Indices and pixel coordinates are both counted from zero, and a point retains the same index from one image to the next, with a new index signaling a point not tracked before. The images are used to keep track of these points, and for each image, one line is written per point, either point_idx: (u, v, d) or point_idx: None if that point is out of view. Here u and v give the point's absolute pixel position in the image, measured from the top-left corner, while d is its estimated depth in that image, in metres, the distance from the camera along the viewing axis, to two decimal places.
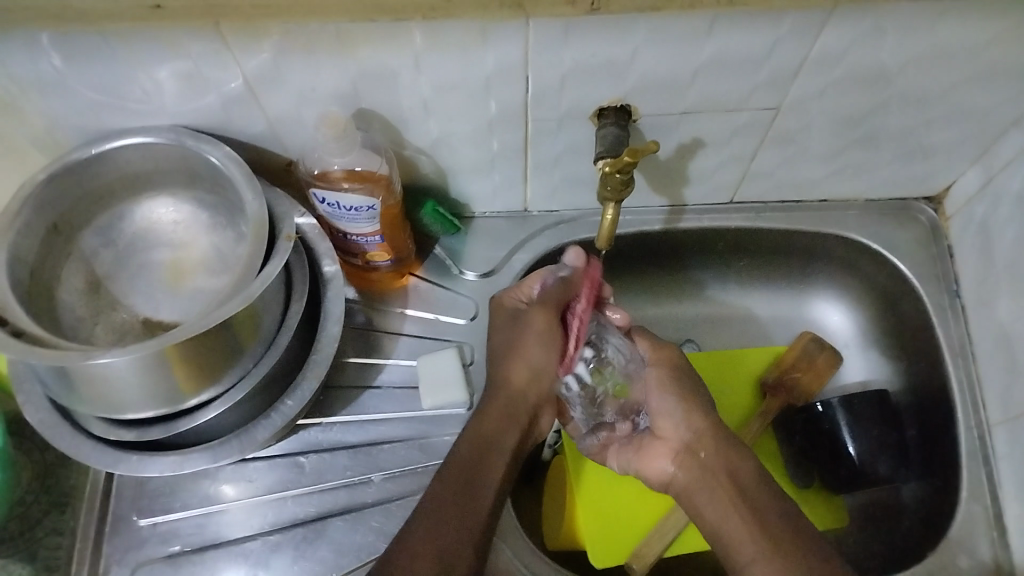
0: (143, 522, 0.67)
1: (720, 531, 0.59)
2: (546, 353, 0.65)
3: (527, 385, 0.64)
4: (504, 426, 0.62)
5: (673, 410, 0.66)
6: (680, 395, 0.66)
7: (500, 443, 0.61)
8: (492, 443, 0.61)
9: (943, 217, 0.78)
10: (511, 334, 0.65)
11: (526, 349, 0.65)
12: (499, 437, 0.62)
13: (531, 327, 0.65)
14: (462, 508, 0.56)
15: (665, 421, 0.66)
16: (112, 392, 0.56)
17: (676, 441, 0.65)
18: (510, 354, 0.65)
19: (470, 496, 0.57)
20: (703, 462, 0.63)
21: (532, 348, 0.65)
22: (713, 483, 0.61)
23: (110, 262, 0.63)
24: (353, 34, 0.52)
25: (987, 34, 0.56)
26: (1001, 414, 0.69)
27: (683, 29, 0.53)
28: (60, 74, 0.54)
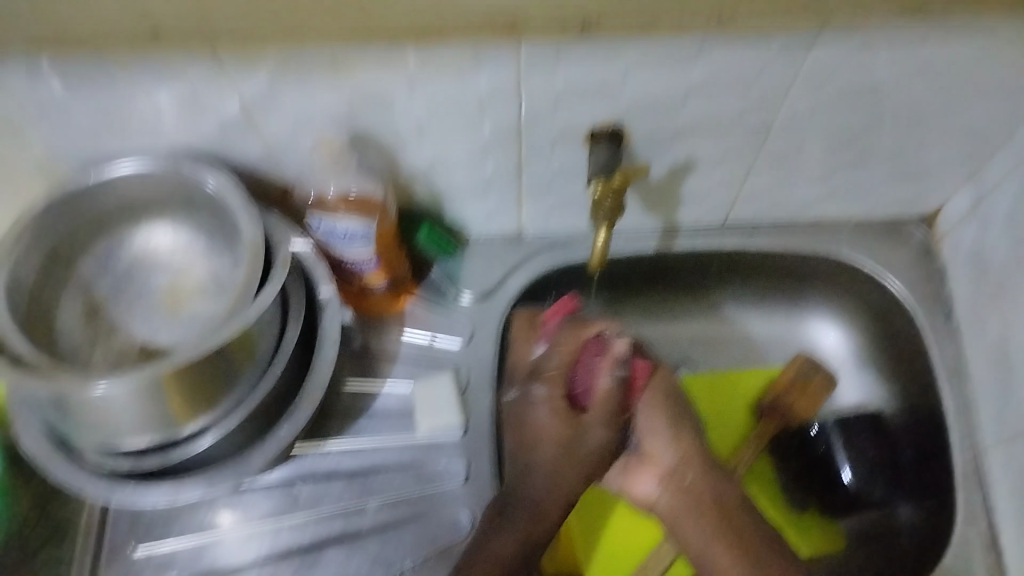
0: (138, 552, 0.66)
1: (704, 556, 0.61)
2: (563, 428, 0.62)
3: (548, 459, 0.62)
4: (530, 496, 0.62)
5: (663, 433, 0.64)
6: (669, 417, 0.65)
7: (527, 502, 0.62)
8: (521, 502, 0.62)
9: (935, 236, 0.78)
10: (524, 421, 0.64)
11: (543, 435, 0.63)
12: (528, 506, 0.62)
13: (539, 402, 0.64)
14: (498, 554, 0.61)
15: (654, 442, 0.64)
16: (108, 420, 0.56)
17: (663, 464, 0.64)
18: (523, 425, 0.64)
19: (499, 543, 0.61)
20: (688, 486, 0.63)
21: (546, 424, 0.63)
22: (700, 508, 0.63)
23: (109, 287, 0.63)
24: (348, 58, 0.53)
25: (972, 53, 0.57)
26: (997, 435, 0.69)
27: (674, 51, 0.54)
28: (60, 101, 0.55)
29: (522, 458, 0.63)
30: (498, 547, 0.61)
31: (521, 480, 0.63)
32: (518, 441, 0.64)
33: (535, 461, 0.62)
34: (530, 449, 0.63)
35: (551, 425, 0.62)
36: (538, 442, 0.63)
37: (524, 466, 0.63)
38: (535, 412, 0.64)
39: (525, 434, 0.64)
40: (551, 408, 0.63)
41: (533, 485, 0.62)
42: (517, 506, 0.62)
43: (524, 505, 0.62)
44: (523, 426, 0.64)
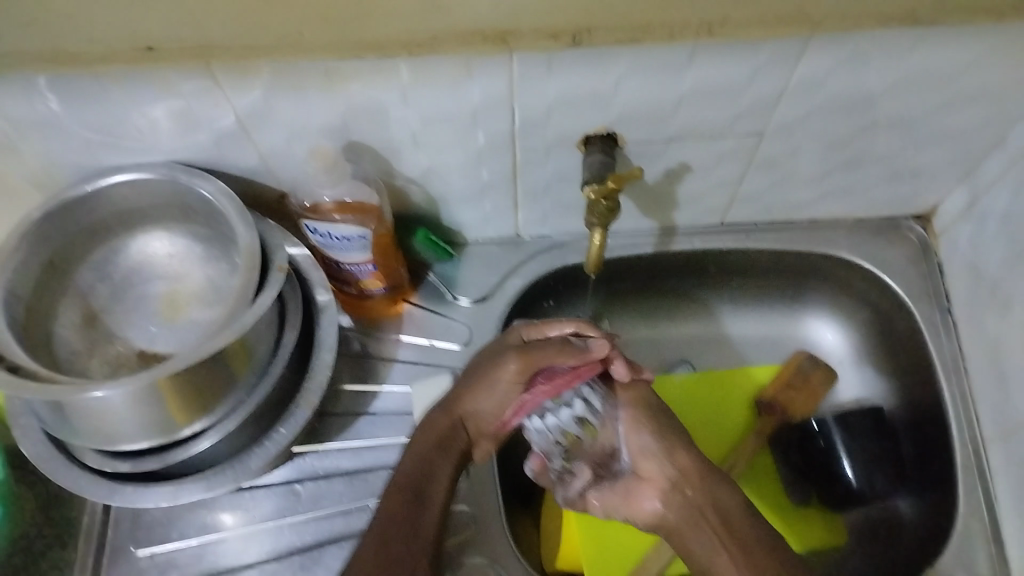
0: (141, 553, 0.67)
1: (705, 567, 0.61)
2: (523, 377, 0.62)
3: (490, 394, 0.63)
4: (458, 416, 0.63)
5: (657, 451, 0.65)
6: (659, 432, 0.66)
7: (451, 423, 0.63)
8: (449, 417, 0.63)
9: (932, 235, 0.78)
10: (484, 369, 0.63)
11: (489, 387, 0.62)
12: (444, 429, 0.63)
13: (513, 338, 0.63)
14: (411, 473, 0.61)
15: (650, 464, 0.66)
16: (106, 425, 0.56)
17: (661, 480, 0.65)
18: (479, 370, 0.63)
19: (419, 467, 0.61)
20: (691, 500, 0.64)
21: (502, 359, 0.62)
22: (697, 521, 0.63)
23: (105, 296, 0.63)
24: (341, 71, 0.53)
25: (966, 58, 0.57)
26: (996, 429, 0.70)
27: (666, 59, 0.54)
28: (54, 115, 0.55)
29: (470, 387, 0.64)
30: (411, 464, 0.62)
31: (455, 404, 0.64)
32: (473, 367, 0.64)
33: (480, 394, 0.63)
34: (482, 379, 0.63)
35: (508, 372, 0.62)
36: (492, 376, 0.63)
37: (466, 388, 0.64)
38: (507, 349, 0.63)
39: (487, 356, 0.64)
40: (518, 356, 0.62)
41: (465, 409, 0.64)
42: (448, 432, 0.63)
43: (452, 427, 0.63)
44: (490, 351, 0.64)
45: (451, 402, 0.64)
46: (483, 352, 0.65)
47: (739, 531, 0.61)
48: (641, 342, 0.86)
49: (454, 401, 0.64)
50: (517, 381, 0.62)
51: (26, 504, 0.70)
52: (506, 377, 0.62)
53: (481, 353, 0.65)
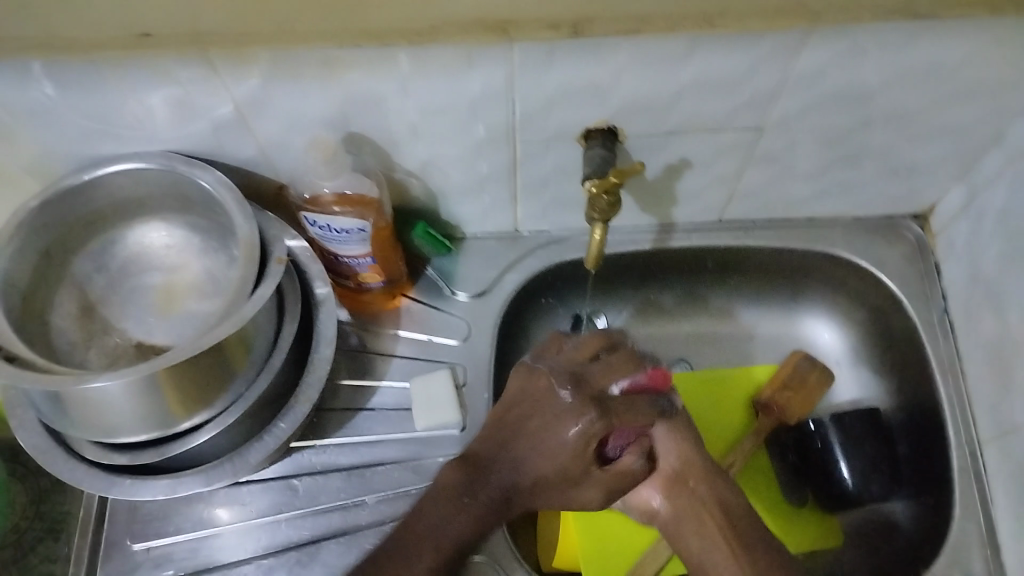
0: (136, 547, 0.66)
1: (696, 557, 0.62)
2: (581, 460, 0.59)
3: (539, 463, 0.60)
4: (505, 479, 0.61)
5: (664, 438, 0.65)
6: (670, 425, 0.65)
7: (494, 488, 0.61)
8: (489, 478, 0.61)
9: (929, 233, 0.79)
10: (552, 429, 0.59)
11: (555, 448, 0.59)
12: (493, 489, 0.61)
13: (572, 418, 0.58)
14: (453, 532, 0.60)
15: (655, 451, 0.65)
16: (104, 416, 0.56)
17: (665, 471, 0.65)
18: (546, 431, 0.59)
19: (459, 517, 0.60)
20: (695, 492, 0.64)
21: (558, 439, 0.59)
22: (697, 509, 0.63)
23: (103, 287, 0.63)
24: (340, 60, 0.53)
25: (964, 53, 0.57)
26: (993, 428, 0.69)
27: (666, 51, 0.54)
28: (53, 103, 0.55)
29: (525, 455, 0.60)
30: (450, 529, 0.60)
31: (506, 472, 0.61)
32: (516, 427, 0.61)
33: (531, 464, 0.60)
34: (529, 449, 0.60)
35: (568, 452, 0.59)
36: (544, 447, 0.60)
37: (509, 455, 0.61)
38: (569, 430, 0.58)
39: (534, 425, 0.60)
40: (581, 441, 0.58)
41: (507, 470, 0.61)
42: (480, 490, 0.61)
43: (499, 492, 0.61)
44: (535, 419, 0.60)
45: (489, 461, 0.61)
46: (518, 411, 0.61)
47: (739, 528, 0.62)
48: (638, 339, 0.86)
49: (494, 460, 0.61)
50: (573, 468, 0.59)
51: (15, 499, 0.70)
52: (569, 448, 0.59)
53: (519, 418, 0.61)
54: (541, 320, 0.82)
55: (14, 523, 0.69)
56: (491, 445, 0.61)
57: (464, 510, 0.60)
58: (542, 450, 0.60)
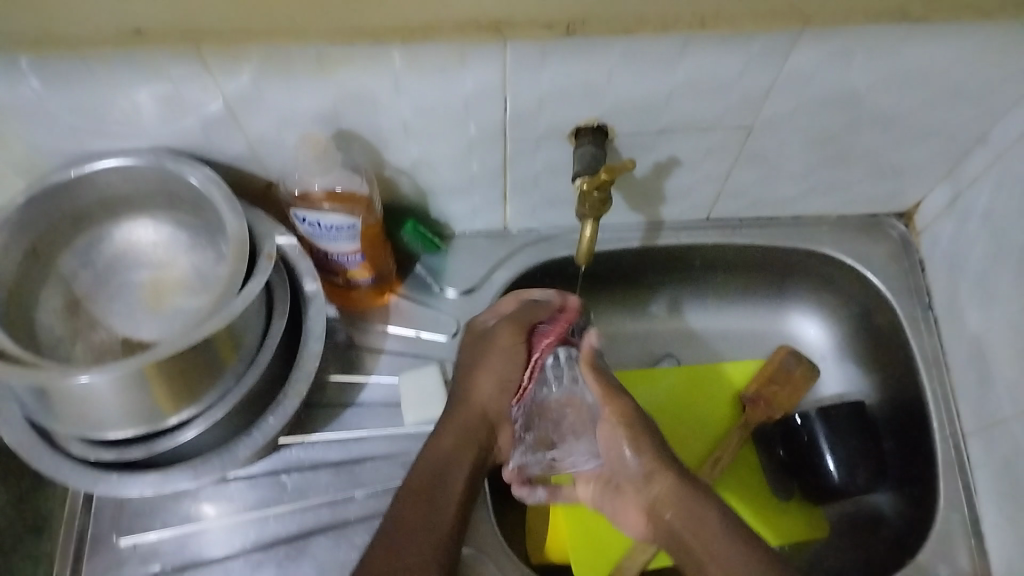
0: (123, 543, 0.66)
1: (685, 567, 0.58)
2: (518, 359, 0.66)
3: (494, 386, 0.66)
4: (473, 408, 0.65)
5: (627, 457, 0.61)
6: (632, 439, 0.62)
7: (472, 410, 0.65)
8: (462, 408, 0.65)
9: (913, 232, 0.80)
10: (477, 347, 0.67)
11: (490, 360, 0.66)
12: (461, 422, 0.64)
13: (507, 338, 0.66)
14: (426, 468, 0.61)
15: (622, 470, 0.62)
16: (91, 412, 0.56)
17: (641, 497, 0.61)
18: (478, 350, 0.67)
19: (436, 484, 0.61)
20: (667, 520, 0.59)
21: (505, 359, 0.66)
22: (681, 510, 0.59)
23: (88, 282, 0.63)
24: (333, 57, 0.53)
25: (952, 55, 0.57)
26: (975, 424, 0.71)
27: (659, 51, 0.54)
28: (40, 97, 0.54)
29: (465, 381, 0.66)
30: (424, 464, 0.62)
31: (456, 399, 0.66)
32: (476, 356, 0.67)
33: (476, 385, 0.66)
34: (485, 375, 0.66)
35: (511, 367, 0.66)
36: (497, 369, 0.66)
37: (467, 386, 0.66)
38: (506, 352, 0.66)
39: (481, 354, 0.66)
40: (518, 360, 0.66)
41: (471, 402, 0.65)
42: (456, 427, 0.64)
43: (473, 417, 0.65)
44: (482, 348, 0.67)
45: (459, 396, 0.66)
46: (465, 345, 0.68)
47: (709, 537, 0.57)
48: (626, 335, 0.86)
49: (462, 395, 0.66)
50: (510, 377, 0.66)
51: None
52: (501, 347, 0.66)
53: (466, 348, 0.68)
54: None
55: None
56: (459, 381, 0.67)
57: (444, 437, 0.63)
58: (495, 375, 0.66)
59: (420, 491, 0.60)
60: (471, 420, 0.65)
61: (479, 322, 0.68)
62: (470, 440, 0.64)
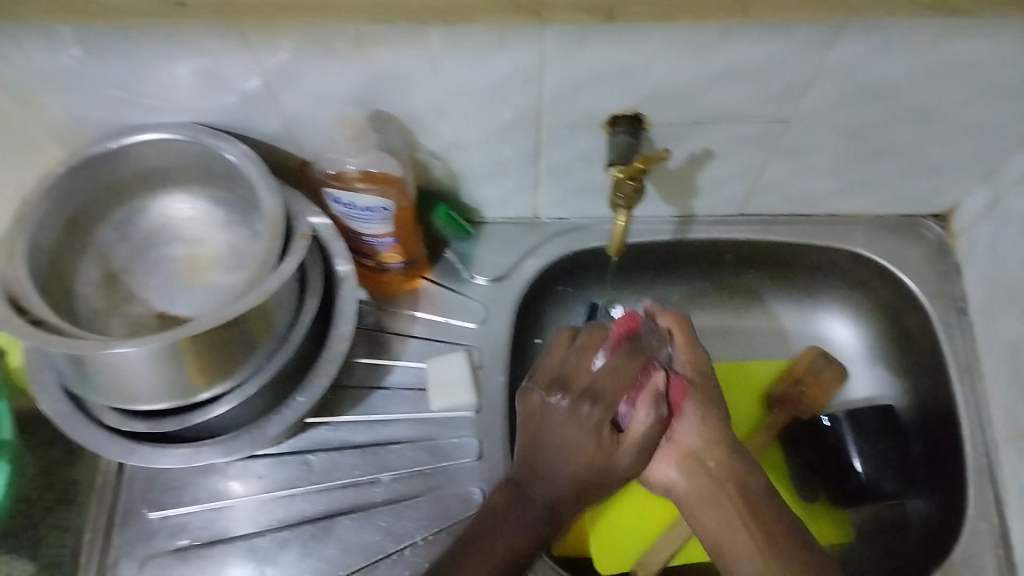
0: (153, 516, 0.67)
1: (719, 544, 0.62)
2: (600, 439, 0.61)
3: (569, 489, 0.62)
4: (544, 497, 0.62)
5: (689, 413, 0.64)
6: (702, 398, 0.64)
7: (539, 504, 0.62)
8: (532, 500, 0.62)
9: (951, 233, 0.78)
10: (551, 435, 0.62)
11: (573, 452, 0.61)
12: (531, 521, 0.61)
13: (587, 429, 0.61)
14: (517, 547, 0.60)
15: (682, 425, 0.64)
16: (125, 383, 0.57)
17: (685, 445, 0.64)
18: (548, 435, 0.62)
19: (507, 536, 0.60)
20: (712, 471, 0.63)
21: (574, 449, 0.61)
22: (720, 502, 0.63)
23: (127, 257, 0.64)
24: (372, 36, 0.53)
25: (997, 49, 0.56)
26: (1008, 429, 0.69)
27: (697, 38, 0.54)
28: (84, 68, 0.55)
29: (534, 468, 0.62)
30: (505, 540, 0.60)
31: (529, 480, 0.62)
32: (543, 449, 0.62)
33: (552, 475, 0.62)
34: (551, 471, 0.62)
35: (586, 466, 0.61)
36: (569, 461, 0.61)
37: (540, 478, 0.62)
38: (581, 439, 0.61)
39: (545, 441, 0.62)
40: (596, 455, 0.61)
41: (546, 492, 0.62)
42: (528, 511, 0.61)
43: (543, 510, 0.61)
44: (546, 437, 0.62)
45: (528, 481, 0.62)
46: (535, 429, 0.63)
47: (764, 512, 0.62)
48: None
49: (523, 492, 0.62)
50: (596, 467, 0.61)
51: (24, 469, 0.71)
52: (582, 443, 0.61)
53: (536, 433, 0.62)
54: (557, 308, 0.83)
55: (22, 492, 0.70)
56: (526, 467, 0.62)
57: (502, 540, 0.60)
58: (568, 465, 0.61)
59: (502, 559, 0.60)
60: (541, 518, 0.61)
61: (541, 401, 0.63)
62: (544, 527, 0.61)
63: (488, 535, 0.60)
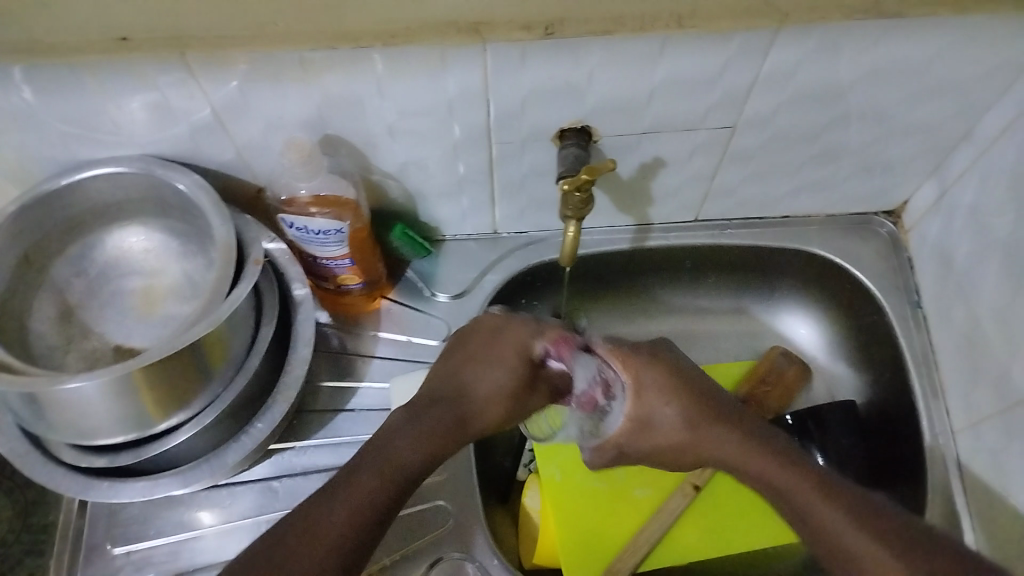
0: (118, 551, 0.66)
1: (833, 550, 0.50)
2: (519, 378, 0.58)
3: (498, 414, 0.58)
4: (456, 402, 0.58)
5: (667, 421, 0.59)
6: (680, 401, 0.59)
7: (442, 419, 0.57)
8: (441, 401, 0.58)
9: (901, 230, 0.80)
10: (478, 354, 0.59)
11: (494, 365, 0.58)
12: (435, 425, 0.56)
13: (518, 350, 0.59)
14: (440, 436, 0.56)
15: (670, 429, 0.59)
16: (81, 420, 0.56)
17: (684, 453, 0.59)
18: (471, 343, 0.60)
19: (406, 436, 0.55)
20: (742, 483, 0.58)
21: (475, 375, 0.58)
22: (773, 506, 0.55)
23: (80, 291, 0.63)
24: (316, 62, 0.53)
25: (930, 50, 0.58)
26: (964, 420, 0.70)
27: (637, 51, 0.55)
28: (31, 106, 0.55)
29: (460, 383, 0.59)
30: (416, 448, 0.55)
31: (442, 396, 0.58)
32: (455, 362, 0.60)
33: (468, 389, 0.58)
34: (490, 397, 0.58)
35: (508, 376, 0.58)
36: (494, 372, 0.58)
37: (450, 383, 0.59)
38: (508, 336, 0.59)
39: (471, 354, 0.59)
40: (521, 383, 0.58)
41: (458, 397, 0.58)
42: (435, 417, 0.57)
43: (449, 422, 0.57)
44: (475, 347, 0.60)
45: (436, 395, 0.58)
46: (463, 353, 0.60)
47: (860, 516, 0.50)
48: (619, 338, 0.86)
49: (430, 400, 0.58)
50: (510, 389, 0.58)
51: (3, 512, 0.71)
52: (494, 354, 0.59)
53: (458, 357, 0.60)
54: None
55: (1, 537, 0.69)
56: (439, 383, 0.59)
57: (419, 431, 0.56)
58: (491, 379, 0.58)
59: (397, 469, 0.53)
60: (450, 421, 0.57)
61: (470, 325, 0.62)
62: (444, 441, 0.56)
63: (383, 442, 0.55)
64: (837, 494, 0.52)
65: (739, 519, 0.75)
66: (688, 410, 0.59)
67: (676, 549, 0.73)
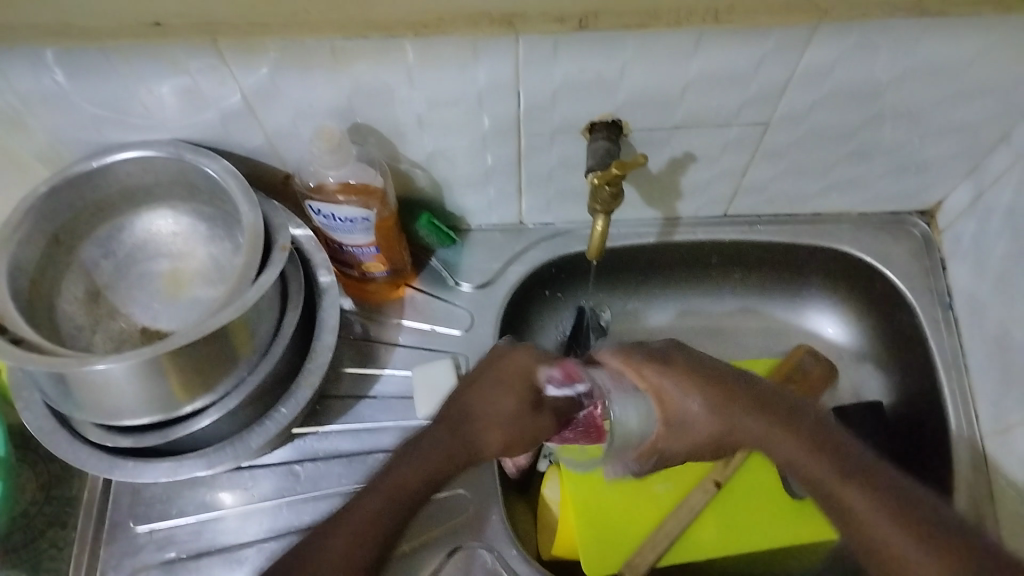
0: (141, 529, 0.67)
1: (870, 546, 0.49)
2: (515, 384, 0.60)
3: (498, 423, 0.59)
4: (456, 429, 0.59)
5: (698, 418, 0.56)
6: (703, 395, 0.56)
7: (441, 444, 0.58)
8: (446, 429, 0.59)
9: (935, 230, 0.79)
10: (479, 385, 0.61)
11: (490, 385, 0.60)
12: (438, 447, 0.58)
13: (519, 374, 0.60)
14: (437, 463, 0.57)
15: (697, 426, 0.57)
16: (108, 400, 0.57)
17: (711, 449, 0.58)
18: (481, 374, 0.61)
19: (410, 459, 0.58)
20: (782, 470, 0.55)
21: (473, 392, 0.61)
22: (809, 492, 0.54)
23: (109, 273, 0.64)
24: (347, 50, 0.53)
25: (972, 51, 0.57)
26: (993, 426, 0.69)
27: (671, 45, 0.54)
28: (64, 89, 0.55)
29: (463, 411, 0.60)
30: (418, 474, 0.57)
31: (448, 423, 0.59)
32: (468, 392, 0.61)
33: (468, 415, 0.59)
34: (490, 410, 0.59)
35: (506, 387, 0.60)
36: (492, 386, 0.60)
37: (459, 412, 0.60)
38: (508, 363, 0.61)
39: (475, 385, 0.61)
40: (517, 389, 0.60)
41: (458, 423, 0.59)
42: (439, 443, 0.58)
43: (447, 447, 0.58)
44: (478, 380, 0.61)
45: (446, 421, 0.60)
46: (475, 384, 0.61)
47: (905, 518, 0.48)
48: (643, 333, 0.85)
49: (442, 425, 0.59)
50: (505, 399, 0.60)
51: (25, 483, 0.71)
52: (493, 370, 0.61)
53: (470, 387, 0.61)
54: (545, 312, 0.82)
55: (24, 509, 0.69)
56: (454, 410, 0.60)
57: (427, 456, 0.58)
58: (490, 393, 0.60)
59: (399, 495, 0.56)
60: (450, 449, 0.58)
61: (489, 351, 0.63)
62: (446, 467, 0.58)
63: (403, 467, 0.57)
64: (869, 479, 0.51)
65: (761, 518, 0.74)
66: (712, 408, 0.56)
67: (697, 546, 0.72)
